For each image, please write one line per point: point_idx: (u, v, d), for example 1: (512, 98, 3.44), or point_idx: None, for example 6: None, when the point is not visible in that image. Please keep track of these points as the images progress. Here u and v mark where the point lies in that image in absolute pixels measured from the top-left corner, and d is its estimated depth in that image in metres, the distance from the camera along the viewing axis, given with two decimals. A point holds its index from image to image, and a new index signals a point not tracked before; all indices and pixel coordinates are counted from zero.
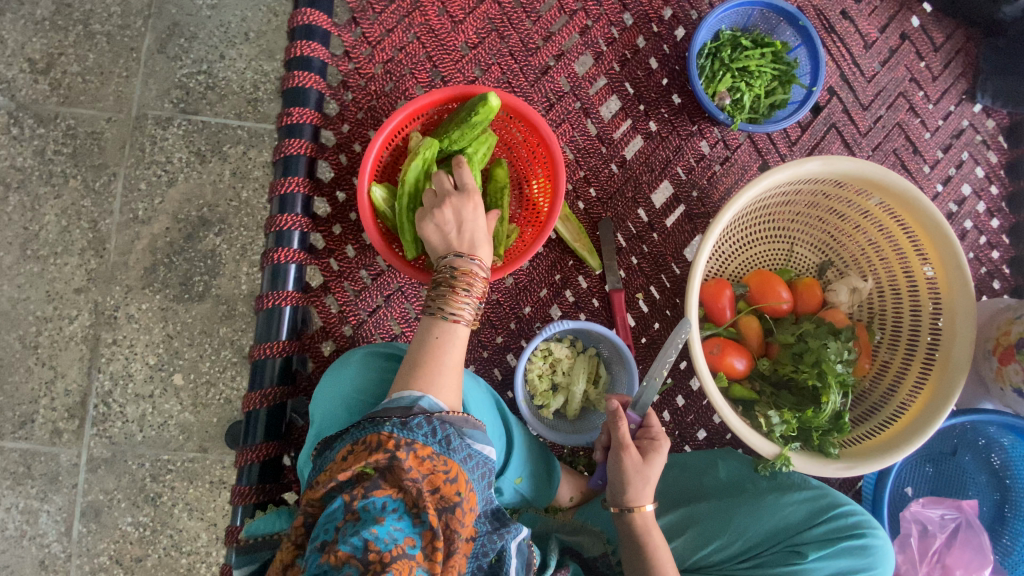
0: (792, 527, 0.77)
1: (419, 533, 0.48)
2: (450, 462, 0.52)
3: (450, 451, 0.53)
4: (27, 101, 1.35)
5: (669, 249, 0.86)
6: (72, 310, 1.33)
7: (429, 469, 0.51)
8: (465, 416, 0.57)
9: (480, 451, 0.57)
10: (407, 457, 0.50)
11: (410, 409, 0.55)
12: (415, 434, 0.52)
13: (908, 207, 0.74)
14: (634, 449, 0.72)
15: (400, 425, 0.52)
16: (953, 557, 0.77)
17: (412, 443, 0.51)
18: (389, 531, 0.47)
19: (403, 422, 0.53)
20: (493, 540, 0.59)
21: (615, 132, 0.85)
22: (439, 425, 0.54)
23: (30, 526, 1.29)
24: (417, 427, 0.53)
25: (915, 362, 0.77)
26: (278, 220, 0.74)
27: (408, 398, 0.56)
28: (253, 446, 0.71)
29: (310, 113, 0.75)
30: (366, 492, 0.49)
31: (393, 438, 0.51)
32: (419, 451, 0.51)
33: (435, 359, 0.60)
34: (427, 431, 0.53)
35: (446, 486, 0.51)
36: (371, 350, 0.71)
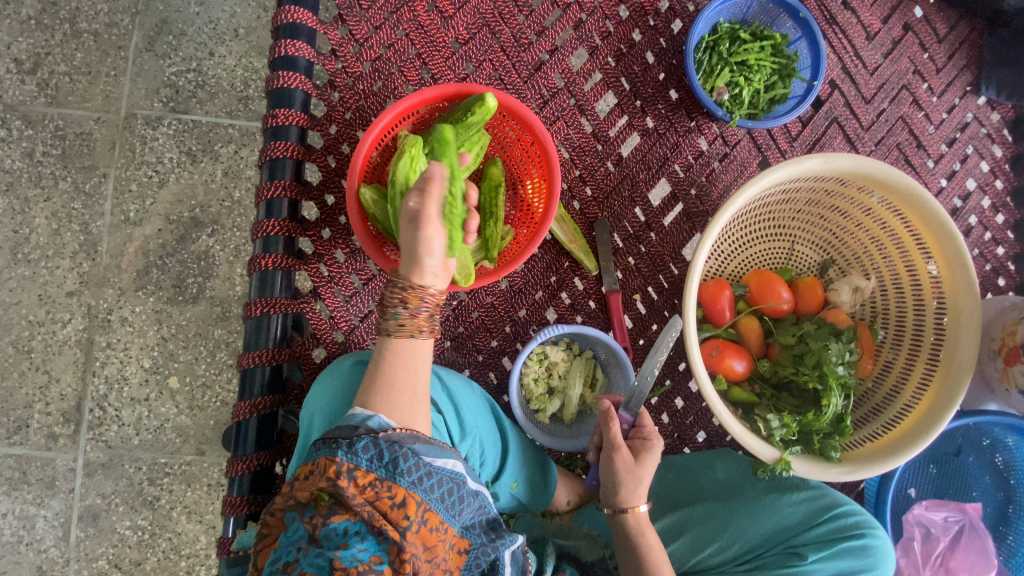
0: (792, 529, 0.76)
1: (385, 549, 0.49)
2: (395, 488, 0.51)
3: (396, 474, 0.51)
4: (13, 103, 1.33)
5: (667, 249, 0.85)
6: (65, 314, 1.32)
7: (373, 496, 0.50)
8: (415, 434, 0.56)
9: (441, 466, 0.55)
10: (350, 486, 0.50)
11: (357, 430, 0.54)
12: (360, 459, 0.51)
13: (912, 205, 0.72)
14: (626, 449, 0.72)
15: (346, 448, 0.52)
16: (957, 560, 0.76)
17: (355, 468, 0.51)
18: (353, 551, 0.47)
19: (348, 445, 0.52)
20: (487, 552, 0.58)
21: (611, 130, 0.83)
22: (387, 446, 0.52)
23: (28, 531, 1.28)
24: (362, 451, 0.52)
25: (919, 361, 0.76)
26: (265, 226, 0.72)
27: (358, 416, 0.55)
28: (244, 456, 0.69)
29: (296, 114, 0.73)
30: (325, 518, 0.49)
31: (336, 464, 0.50)
32: (361, 478, 0.51)
33: (389, 377, 0.59)
34: (373, 455, 0.52)
35: (394, 511, 0.50)
36: (362, 356, 0.70)
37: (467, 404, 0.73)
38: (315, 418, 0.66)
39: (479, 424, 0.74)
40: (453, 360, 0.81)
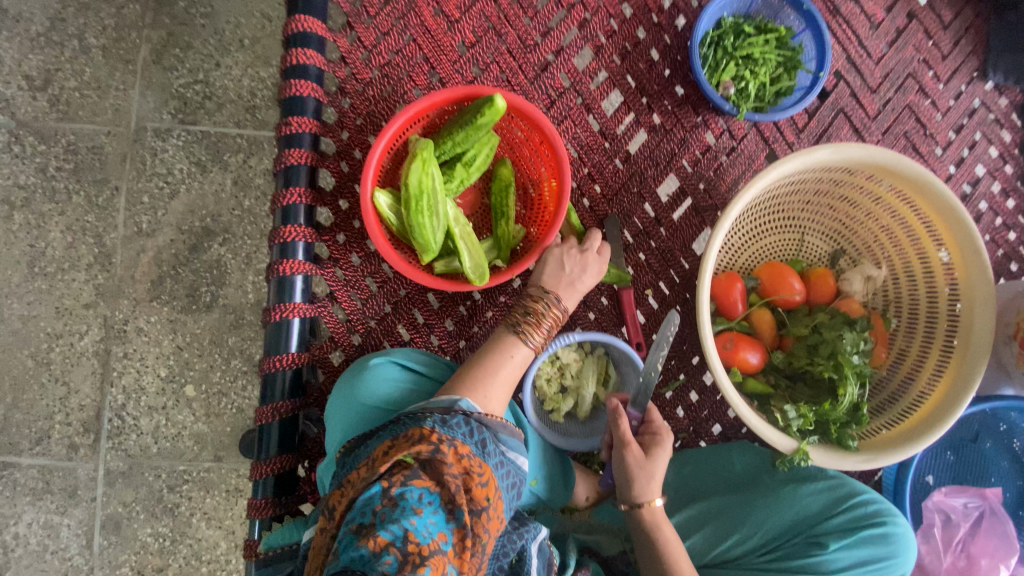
0: (811, 518, 0.77)
1: (451, 529, 0.49)
2: (485, 465, 0.53)
3: (484, 454, 0.55)
4: (26, 119, 1.35)
5: (677, 244, 0.85)
6: (81, 325, 1.34)
7: (466, 467, 0.51)
8: (503, 421, 0.59)
9: (513, 459, 0.59)
10: (449, 453, 0.51)
11: (451, 409, 0.58)
12: (455, 432, 0.54)
13: (922, 191, 0.72)
14: (636, 446, 0.73)
15: (441, 421, 0.54)
16: (978, 546, 0.76)
17: (453, 439, 0.53)
18: (427, 523, 0.47)
19: (442, 420, 0.55)
20: (513, 540, 0.60)
21: (618, 127, 0.84)
22: (477, 426, 0.56)
23: (51, 540, 1.30)
24: (456, 426, 0.55)
25: (933, 350, 0.76)
26: (282, 232, 0.73)
27: (448, 398, 0.60)
28: (267, 459, 0.70)
29: (308, 121, 0.74)
30: (405, 480, 0.49)
31: (436, 433, 0.52)
32: (459, 448, 0.52)
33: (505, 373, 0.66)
34: (466, 431, 0.55)
35: (477, 490, 0.51)
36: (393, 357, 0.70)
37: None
38: (348, 424, 0.67)
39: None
40: None
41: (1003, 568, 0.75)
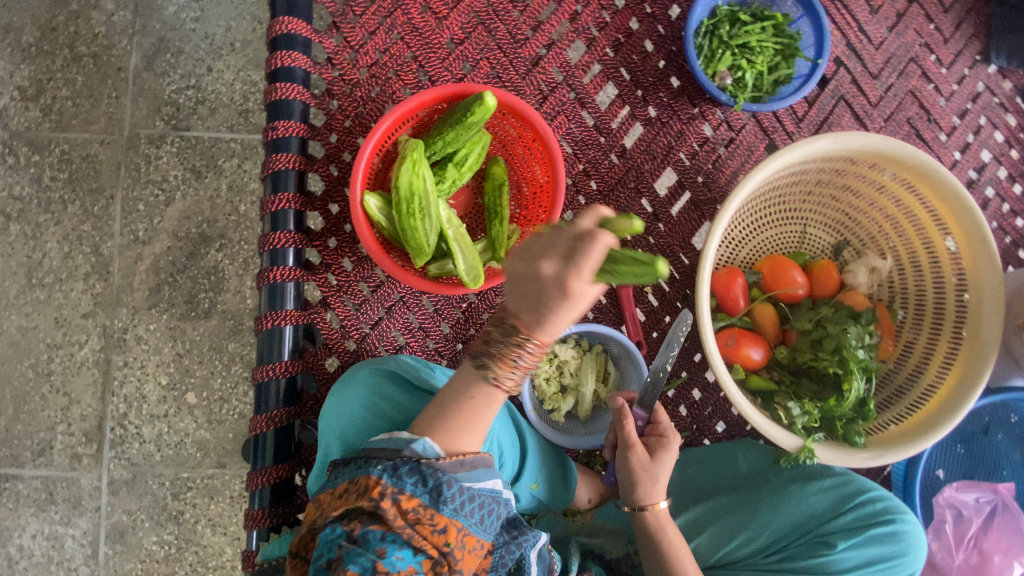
0: (818, 518, 0.76)
1: (420, 561, 0.51)
2: (438, 517, 0.52)
3: (439, 502, 0.52)
4: (19, 130, 1.35)
5: (676, 239, 0.83)
6: (81, 335, 1.33)
7: (414, 519, 0.51)
8: (460, 459, 0.56)
9: (482, 490, 0.55)
10: (391, 508, 0.51)
11: (401, 452, 0.55)
12: (405, 482, 0.52)
13: (927, 179, 0.70)
14: (640, 451, 0.72)
15: (390, 470, 0.53)
16: (991, 542, 0.74)
17: (399, 492, 0.52)
18: (392, 559, 0.50)
19: (392, 468, 0.53)
20: (511, 551, 0.58)
21: (613, 121, 0.82)
22: (429, 473, 0.53)
23: (57, 550, 1.31)
24: (406, 474, 0.53)
25: (941, 341, 0.74)
26: (271, 238, 0.72)
27: (402, 438, 0.56)
28: (263, 469, 0.69)
29: (296, 125, 0.73)
30: (364, 523, 0.51)
31: (380, 485, 0.52)
32: (405, 501, 0.52)
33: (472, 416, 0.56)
34: (417, 480, 0.53)
35: (433, 538, 0.51)
36: (378, 365, 0.70)
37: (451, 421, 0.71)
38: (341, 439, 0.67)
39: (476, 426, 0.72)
40: None
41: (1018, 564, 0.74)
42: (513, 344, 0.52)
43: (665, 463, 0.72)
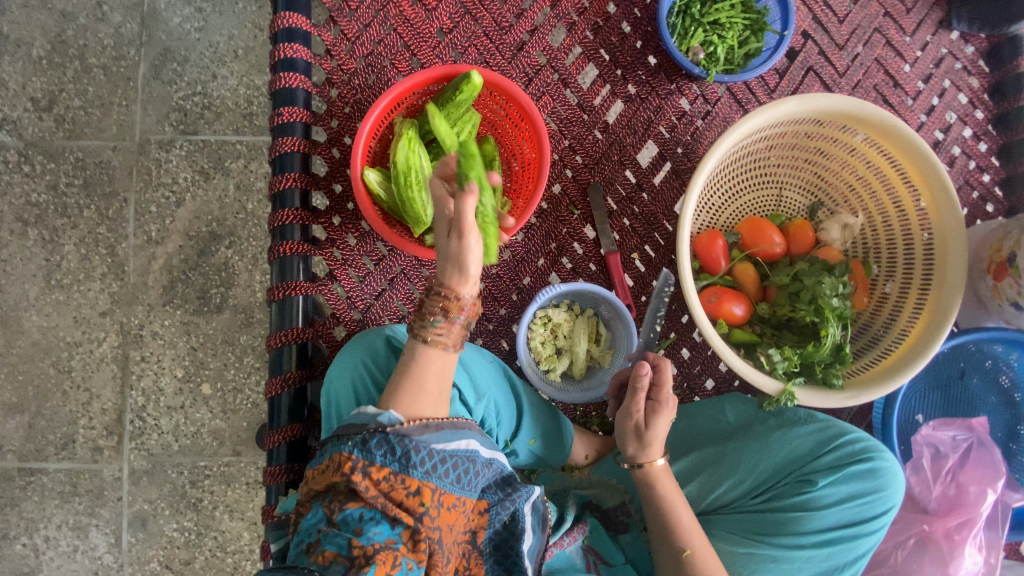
0: (801, 460, 0.81)
1: (399, 532, 0.54)
2: (409, 480, 0.55)
3: (410, 467, 0.55)
4: (35, 139, 1.41)
5: (659, 207, 0.88)
6: (99, 333, 1.39)
7: (388, 487, 0.55)
8: (426, 423, 0.60)
9: (452, 449, 0.59)
10: (364, 480, 0.54)
11: (367, 426, 0.58)
12: (375, 454, 0.55)
13: (890, 137, 0.75)
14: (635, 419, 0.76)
15: (360, 445, 0.56)
16: (966, 474, 0.78)
17: (370, 463, 0.55)
18: (369, 535, 0.53)
19: (362, 443, 0.56)
20: (506, 507, 0.63)
21: (595, 99, 0.88)
22: (397, 442, 0.56)
23: (81, 540, 1.36)
24: (376, 447, 0.56)
25: (912, 290, 0.78)
26: (280, 216, 0.77)
27: (366, 413, 0.59)
28: (279, 428, 0.75)
29: (299, 111, 0.79)
30: (341, 505, 0.55)
31: (352, 459, 0.55)
32: (376, 472, 0.55)
33: (423, 380, 0.63)
34: (386, 451, 0.56)
35: (410, 499, 0.55)
36: (393, 339, 0.75)
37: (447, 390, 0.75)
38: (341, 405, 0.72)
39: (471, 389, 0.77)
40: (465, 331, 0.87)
41: (993, 494, 0.76)
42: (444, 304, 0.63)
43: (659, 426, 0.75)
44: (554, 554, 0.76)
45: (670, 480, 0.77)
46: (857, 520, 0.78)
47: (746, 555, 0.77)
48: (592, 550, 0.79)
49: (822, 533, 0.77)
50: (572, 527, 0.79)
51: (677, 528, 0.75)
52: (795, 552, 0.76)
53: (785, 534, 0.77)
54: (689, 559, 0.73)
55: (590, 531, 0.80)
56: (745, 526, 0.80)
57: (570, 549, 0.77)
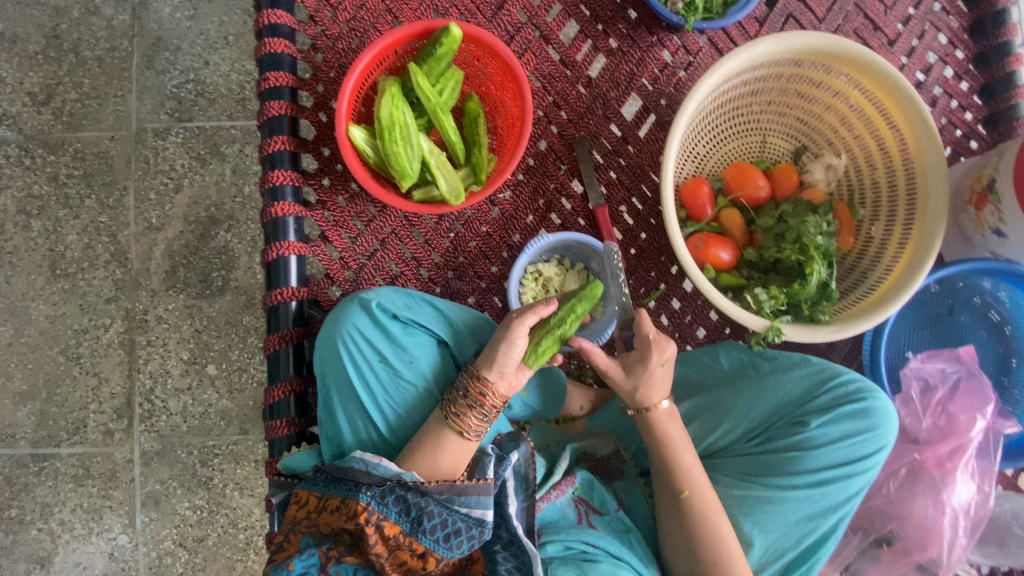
0: (795, 402, 0.81)
1: None
2: (416, 543, 0.65)
3: (417, 530, 0.65)
4: (34, 133, 1.44)
5: (646, 159, 0.89)
6: (106, 319, 1.42)
7: (392, 546, 0.65)
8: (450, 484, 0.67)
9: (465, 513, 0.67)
10: (374, 535, 0.64)
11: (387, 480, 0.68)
12: (389, 510, 0.66)
13: (868, 73, 0.75)
14: (619, 369, 0.78)
15: (377, 498, 0.66)
16: (956, 404, 0.81)
17: (383, 519, 0.65)
18: None
19: (378, 496, 0.66)
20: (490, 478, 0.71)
21: (577, 55, 0.88)
22: (414, 506, 0.66)
23: (96, 522, 1.39)
24: (391, 504, 0.66)
25: (897, 226, 0.79)
26: (271, 177, 0.79)
27: (390, 469, 0.68)
28: (280, 383, 0.77)
29: (284, 76, 0.81)
30: (340, 557, 0.64)
31: (368, 513, 0.64)
32: (387, 528, 0.65)
33: (436, 448, 0.71)
34: (400, 510, 0.66)
35: (413, 560, 0.65)
36: (371, 307, 0.74)
37: (439, 358, 0.78)
38: (343, 390, 0.74)
39: (467, 352, 0.80)
40: (458, 290, 0.88)
41: (982, 420, 0.80)
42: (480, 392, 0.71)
43: (655, 372, 0.77)
44: (544, 508, 0.78)
45: (676, 423, 0.79)
46: (850, 460, 0.77)
47: (742, 497, 0.77)
48: (583, 500, 0.80)
49: (816, 474, 0.76)
50: (562, 480, 0.80)
51: (677, 468, 0.76)
52: (789, 493, 0.76)
53: (779, 475, 0.77)
54: (687, 500, 0.74)
55: (579, 483, 0.80)
56: (740, 469, 0.80)
57: (560, 501, 0.79)
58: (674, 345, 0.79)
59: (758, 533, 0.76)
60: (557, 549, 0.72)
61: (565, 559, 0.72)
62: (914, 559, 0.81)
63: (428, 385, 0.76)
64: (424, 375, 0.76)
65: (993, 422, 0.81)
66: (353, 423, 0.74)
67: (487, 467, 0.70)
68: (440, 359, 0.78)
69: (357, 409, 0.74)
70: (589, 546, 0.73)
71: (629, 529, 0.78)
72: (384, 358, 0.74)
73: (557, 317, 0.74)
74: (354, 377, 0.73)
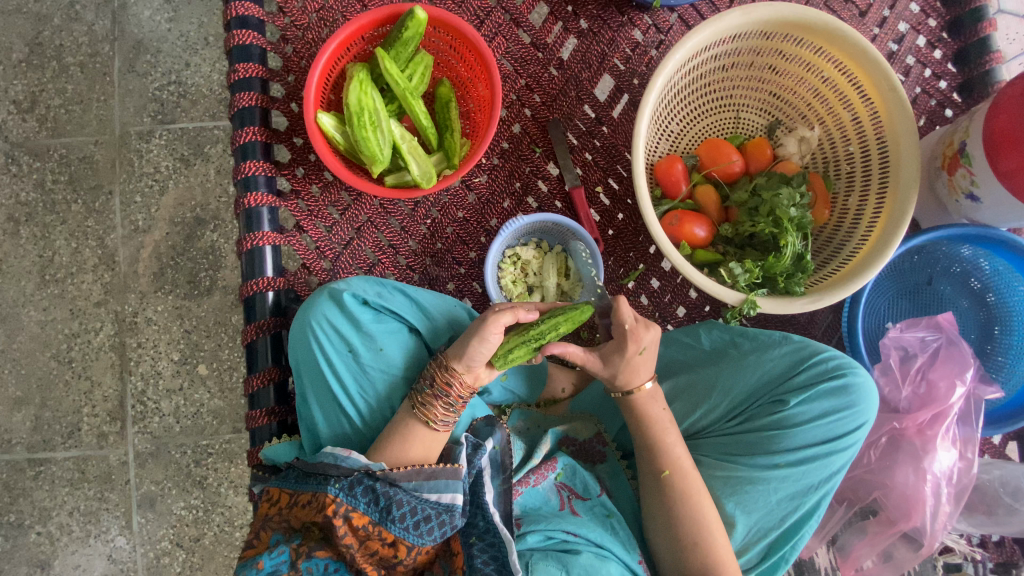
0: (776, 381, 0.79)
1: None
2: (386, 532, 0.66)
3: (387, 519, 0.66)
4: (19, 140, 1.44)
5: (620, 139, 0.89)
6: (96, 323, 1.43)
7: (363, 536, 0.65)
8: (423, 472, 0.69)
9: (435, 499, 0.68)
10: (343, 527, 0.64)
11: (353, 471, 0.68)
12: (359, 501, 0.66)
13: (835, 42, 0.75)
14: (598, 357, 0.77)
15: (345, 489, 0.66)
16: (936, 372, 0.81)
17: (352, 509, 0.65)
18: None
19: (347, 487, 0.66)
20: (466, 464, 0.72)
21: (548, 37, 0.88)
22: (382, 495, 0.66)
23: (93, 525, 1.39)
24: (360, 494, 0.66)
25: (871, 197, 0.78)
26: (243, 168, 0.80)
27: (359, 460, 0.69)
28: (259, 372, 0.78)
29: (254, 66, 0.80)
30: (309, 553, 0.65)
31: (336, 504, 0.65)
32: (356, 519, 0.65)
33: (404, 439, 0.72)
34: (370, 500, 0.66)
35: (384, 548, 0.66)
36: (338, 299, 0.74)
37: (410, 345, 0.78)
38: (317, 383, 0.75)
39: (441, 340, 0.80)
40: (437, 276, 0.88)
41: (962, 386, 0.80)
42: (445, 382, 0.72)
43: (633, 360, 0.76)
44: (523, 493, 0.78)
45: (658, 403, 0.78)
46: (831, 438, 0.76)
47: (724, 477, 0.77)
48: (566, 485, 0.80)
49: (797, 452, 0.76)
50: (543, 465, 0.80)
51: (658, 447, 0.76)
52: (770, 472, 0.75)
53: (760, 454, 0.76)
54: (668, 479, 0.74)
55: (561, 468, 0.80)
56: (720, 449, 0.80)
57: (541, 486, 0.79)
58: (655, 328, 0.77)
59: (741, 514, 0.76)
60: (538, 539, 0.73)
61: (545, 550, 0.72)
62: (900, 528, 0.81)
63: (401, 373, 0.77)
64: (395, 363, 0.76)
65: (974, 388, 0.82)
66: (326, 412, 0.75)
67: (457, 457, 0.72)
68: (413, 347, 0.78)
69: (329, 398, 0.75)
70: (570, 535, 0.74)
71: (612, 514, 0.78)
72: (353, 349, 0.74)
73: (540, 329, 0.74)
74: (325, 366, 0.74)
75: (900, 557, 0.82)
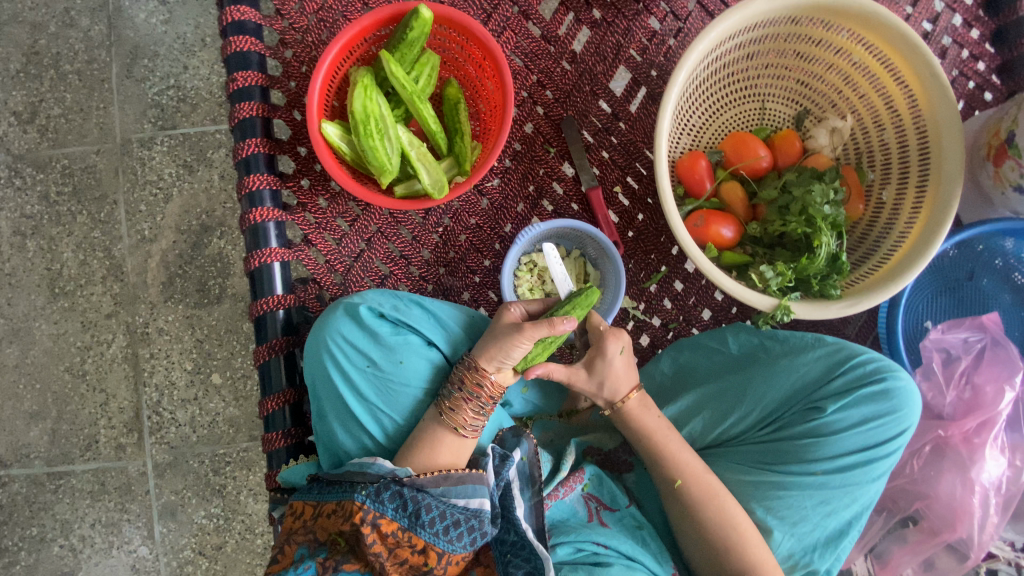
0: (810, 386, 0.76)
1: None
2: (416, 538, 0.63)
3: (416, 524, 0.63)
4: (21, 152, 1.42)
5: (638, 135, 0.85)
6: (107, 334, 1.41)
7: (392, 543, 0.62)
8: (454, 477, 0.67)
9: (464, 505, 0.66)
10: (372, 534, 0.62)
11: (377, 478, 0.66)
12: (387, 507, 0.63)
13: (872, 27, 0.69)
14: (582, 369, 0.77)
15: (373, 495, 0.63)
16: (981, 375, 0.79)
17: (381, 516, 0.63)
18: None
19: (374, 492, 0.64)
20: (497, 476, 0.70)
21: (559, 29, 0.84)
22: (409, 500, 0.64)
23: (115, 535, 1.40)
24: (388, 500, 0.64)
25: (909, 191, 0.74)
26: (247, 182, 0.76)
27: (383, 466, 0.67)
28: (273, 395, 0.76)
29: (254, 74, 0.77)
30: (337, 565, 0.62)
31: (363, 511, 0.62)
32: (385, 525, 0.63)
33: (432, 451, 0.69)
34: (398, 505, 0.64)
35: (414, 556, 0.63)
36: (351, 313, 0.72)
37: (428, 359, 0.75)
38: (334, 402, 0.72)
39: (460, 350, 0.78)
40: (451, 286, 0.84)
41: (1011, 391, 0.77)
42: (474, 382, 0.70)
43: (616, 362, 0.75)
44: (552, 506, 0.75)
45: (650, 412, 0.76)
46: (870, 446, 0.73)
47: (756, 485, 0.74)
48: (593, 496, 0.77)
49: (833, 460, 0.72)
50: (569, 475, 0.77)
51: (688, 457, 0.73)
52: (805, 478, 0.72)
53: (793, 462, 0.73)
54: (682, 489, 0.72)
55: (588, 479, 0.78)
56: (753, 458, 0.76)
57: (568, 498, 0.76)
58: (626, 334, 0.79)
59: (775, 521, 0.72)
60: (567, 551, 0.71)
61: (575, 563, 0.70)
62: (943, 539, 0.79)
63: (421, 386, 0.74)
64: (415, 378, 0.74)
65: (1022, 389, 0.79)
66: (345, 430, 0.73)
67: (485, 465, 0.70)
68: (432, 360, 0.75)
69: (348, 417, 0.72)
70: (600, 547, 0.71)
71: (642, 526, 0.76)
72: (369, 364, 0.72)
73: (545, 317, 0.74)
74: (342, 384, 0.71)
75: (942, 567, 0.79)
